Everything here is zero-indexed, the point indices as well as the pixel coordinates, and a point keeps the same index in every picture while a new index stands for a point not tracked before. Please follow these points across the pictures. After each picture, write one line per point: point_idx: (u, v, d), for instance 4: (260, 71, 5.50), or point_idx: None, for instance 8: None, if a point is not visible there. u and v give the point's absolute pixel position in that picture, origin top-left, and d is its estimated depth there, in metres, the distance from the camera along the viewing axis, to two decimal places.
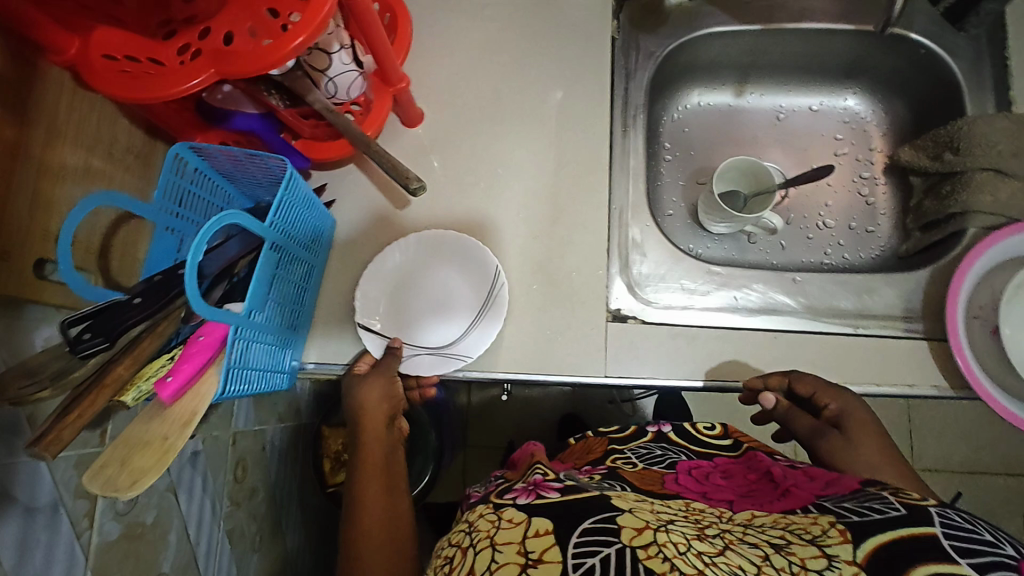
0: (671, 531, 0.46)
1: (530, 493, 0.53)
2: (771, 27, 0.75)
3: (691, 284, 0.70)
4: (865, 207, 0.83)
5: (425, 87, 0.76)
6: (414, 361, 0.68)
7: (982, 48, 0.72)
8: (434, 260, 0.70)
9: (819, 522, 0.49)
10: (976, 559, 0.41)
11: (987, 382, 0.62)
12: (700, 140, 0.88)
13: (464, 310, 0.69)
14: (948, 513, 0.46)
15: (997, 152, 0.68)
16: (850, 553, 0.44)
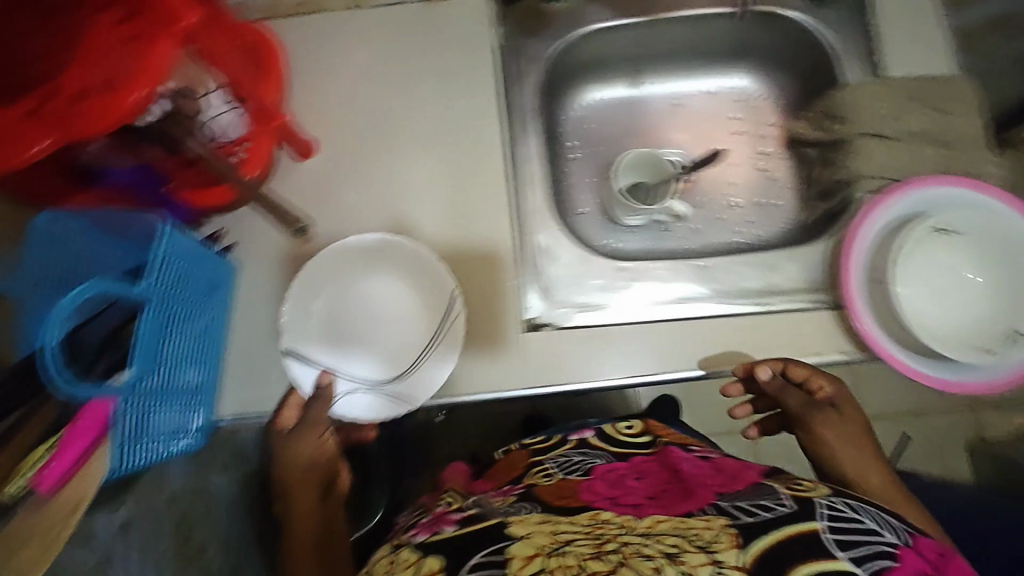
0: (564, 552, 0.49)
1: (429, 530, 0.62)
2: (654, 18, 0.77)
3: (604, 282, 0.71)
4: (767, 181, 0.84)
5: (316, 118, 0.74)
6: (347, 398, 0.68)
7: (851, 18, 0.74)
8: (363, 278, 0.70)
9: (712, 527, 0.52)
10: (855, 549, 0.47)
11: (889, 343, 0.63)
12: (604, 134, 0.88)
13: (399, 334, 0.69)
14: (835, 506, 0.52)
15: (875, 117, 0.70)
16: (737, 559, 0.47)
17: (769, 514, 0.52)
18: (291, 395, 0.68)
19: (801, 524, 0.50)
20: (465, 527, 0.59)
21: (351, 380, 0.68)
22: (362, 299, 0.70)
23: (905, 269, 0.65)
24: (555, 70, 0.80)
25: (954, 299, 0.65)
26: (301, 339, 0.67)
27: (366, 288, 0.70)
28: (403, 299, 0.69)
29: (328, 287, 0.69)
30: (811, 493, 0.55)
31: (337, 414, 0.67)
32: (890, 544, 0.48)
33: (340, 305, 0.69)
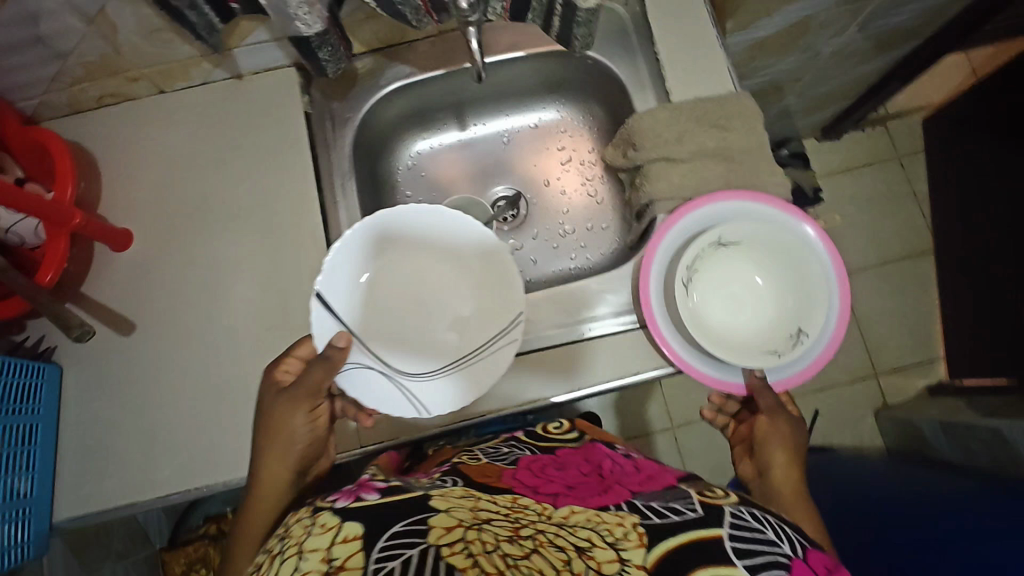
0: (483, 529, 0.48)
1: (349, 496, 0.54)
2: (452, 69, 0.80)
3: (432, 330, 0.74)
4: (596, 207, 0.88)
5: (128, 208, 0.75)
6: (351, 370, 0.67)
7: (634, 49, 0.79)
8: (426, 273, 0.76)
9: (625, 523, 0.52)
10: (750, 559, 0.49)
11: (692, 357, 0.68)
12: (439, 180, 0.91)
13: (443, 337, 0.74)
14: (740, 514, 0.55)
15: (663, 142, 0.74)
16: (641, 558, 0.48)
17: (677, 517, 0.53)
18: (303, 343, 0.68)
19: (709, 530, 0.52)
20: (388, 497, 0.53)
21: (369, 358, 0.70)
22: (418, 288, 0.76)
23: (700, 282, 0.70)
24: (374, 127, 0.83)
25: (753, 301, 0.70)
26: (337, 295, 0.69)
27: (436, 281, 0.76)
28: (461, 307, 0.75)
29: (383, 268, 0.74)
30: (721, 501, 0.57)
31: (339, 381, 0.66)
32: (781, 555, 0.50)
33: (382, 288, 0.74)
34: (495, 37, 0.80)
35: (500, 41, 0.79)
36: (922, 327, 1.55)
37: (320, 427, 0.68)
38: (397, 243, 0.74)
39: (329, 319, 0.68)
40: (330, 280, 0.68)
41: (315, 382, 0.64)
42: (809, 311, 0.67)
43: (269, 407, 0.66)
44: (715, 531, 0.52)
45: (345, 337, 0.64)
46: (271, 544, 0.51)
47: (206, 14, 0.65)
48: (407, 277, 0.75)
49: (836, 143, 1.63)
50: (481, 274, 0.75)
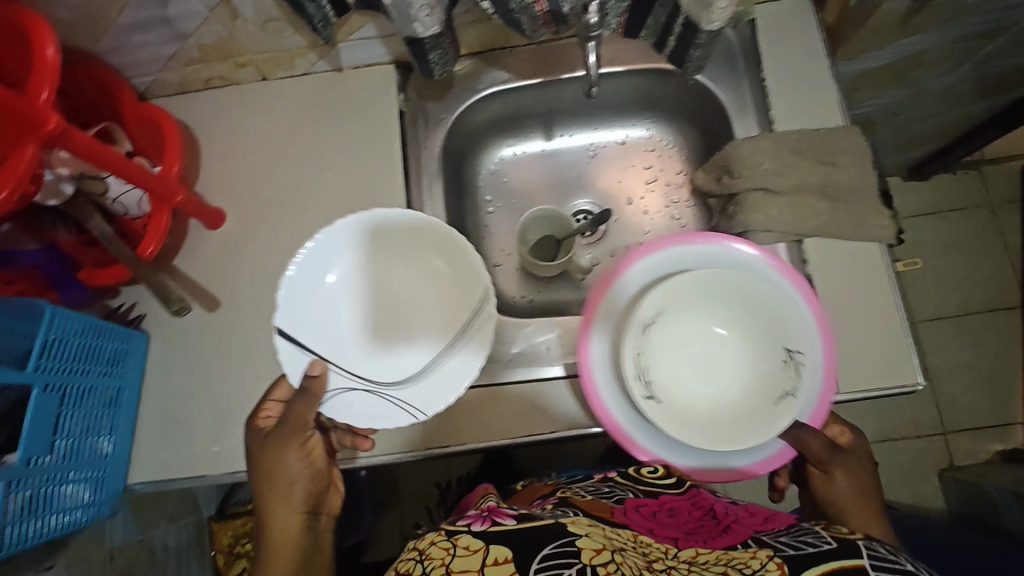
0: (623, 556, 0.51)
1: (485, 520, 0.56)
2: (548, 80, 0.79)
3: (394, 344, 0.72)
4: (678, 230, 0.86)
5: (223, 188, 0.78)
6: (333, 398, 0.68)
7: (740, 73, 0.76)
8: (396, 276, 0.74)
9: (757, 556, 0.52)
10: None
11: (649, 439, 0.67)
12: (521, 188, 0.90)
13: (422, 331, 0.73)
14: (874, 547, 0.52)
15: (762, 172, 0.71)
16: None
17: (814, 548, 0.52)
18: (280, 384, 0.67)
19: (850, 560, 0.49)
20: (524, 523, 0.55)
21: (346, 379, 0.69)
22: (385, 291, 0.74)
23: (681, 347, 0.65)
24: (464, 130, 0.83)
25: (725, 354, 0.65)
26: (303, 322, 0.68)
27: (393, 282, 0.74)
28: (433, 295, 0.74)
29: (343, 281, 0.72)
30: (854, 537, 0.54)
31: (324, 412, 0.67)
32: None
33: (349, 294, 0.73)
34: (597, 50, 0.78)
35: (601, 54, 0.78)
36: (1002, 389, 1.45)
37: (317, 461, 0.65)
38: (343, 260, 0.72)
39: (296, 349, 0.67)
40: (289, 308, 0.67)
41: (305, 414, 0.64)
42: (784, 330, 0.62)
43: (255, 452, 0.64)
44: (857, 560, 0.49)
45: (321, 365, 0.66)
46: (407, 566, 0.50)
47: (324, 7, 0.66)
48: (372, 283, 0.73)
49: (925, 183, 1.54)
50: (439, 263, 0.74)
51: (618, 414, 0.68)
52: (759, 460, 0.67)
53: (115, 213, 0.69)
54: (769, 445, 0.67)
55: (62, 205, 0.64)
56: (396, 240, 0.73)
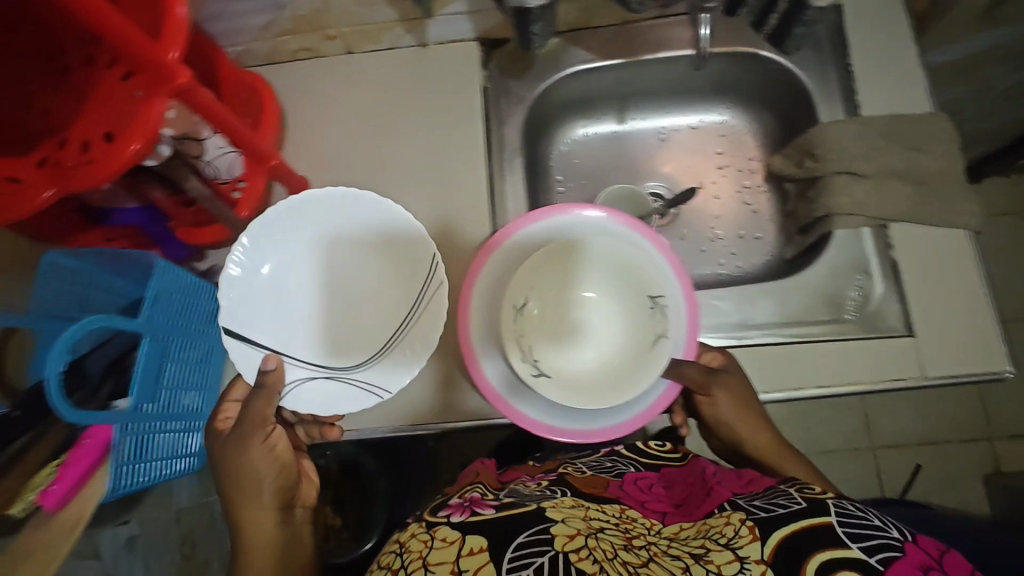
0: (600, 539, 0.50)
1: (465, 510, 0.55)
2: (630, 60, 0.80)
3: (338, 328, 0.71)
4: (751, 215, 0.86)
5: (309, 157, 0.79)
6: (292, 391, 0.66)
7: (826, 57, 0.76)
8: (340, 259, 0.72)
9: (731, 522, 0.51)
10: (868, 544, 0.45)
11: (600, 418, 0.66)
12: (592, 169, 0.91)
13: (372, 302, 0.72)
14: (844, 504, 0.50)
15: (849, 155, 0.72)
16: (759, 553, 0.47)
17: (783, 510, 0.50)
18: (235, 384, 0.63)
19: (817, 517, 0.48)
20: (505, 511, 0.54)
21: (306, 369, 0.68)
22: (331, 278, 0.72)
23: (549, 315, 0.66)
24: (543, 108, 0.84)
25: (593, 316, 0.66)
26: (246, 319, 0.66)
27: (337, 266, 0.72)
28: (376, 270, 0.73)
29: (282, 270, 0.70)
30: (821, 494, 0.52)
31: (285, 405, 0.65)
32: (895, 540, 0.45)
33: (296, 280, 0.70)
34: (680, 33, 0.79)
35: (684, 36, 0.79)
36: None
37: (282, 453, 0.61)
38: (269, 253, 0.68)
39: (245, 344, 0.65)
40: (236, 299, 0.65)
41: (263, 411, 0.60)
42: (639, 279, 0.64)
43: (217, 453, 0.59)
44: (823, 518, 0.47)
45: (276, 358, 0.64)
46: (391, 560, 0.50)
47: None
48: (309, 269, 0.71)
49: None
50: (366, 241, 0.72)
51: (558, 416, 0.66)
52: (650, 404, 0.65)
53: (209, 177, 0.72)
54: (655, 389, 0.66)
55: (160, 166, 0.63)
56: (337, 220, 0.70)
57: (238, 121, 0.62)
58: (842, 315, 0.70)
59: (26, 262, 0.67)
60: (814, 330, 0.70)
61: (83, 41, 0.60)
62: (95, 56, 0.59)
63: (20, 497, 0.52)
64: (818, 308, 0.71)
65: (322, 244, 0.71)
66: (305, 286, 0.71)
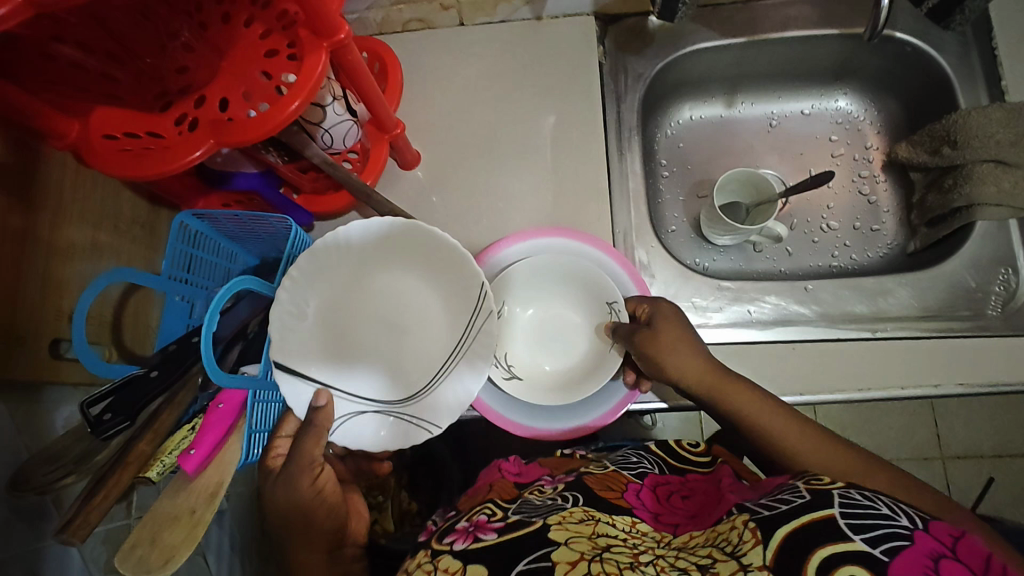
0: (604, 560, 0.43)
1: (468, 536, 0.51)
2: (754, 38, 0.77)
3: (389, 358, 0.64)
4: (868, 205, 0.83)
5: (420, 130, 0.77)
6: (342, 425, 0.60)
7: (967, 42, 0.73)
8: (381, 286, 0.65)
9: (736, 526, 0.42)
10: (872, 533, 0.37)
11: (574, 419, 0.67)
12: (698, 153, 0.87)
13: (421, 330, 0.64)
14: (849, 492, 0.41)
15: (995, 143, 0.68)
16: (760, 557, 0.38)
17: (783, 505, 0.41)
18: (286, 419, 0.60)
19: (820, 510, 0.39)
20: (506, 534, 0.49)
21: (355, 403, 0.61)
22: (375, 305, 0.64)
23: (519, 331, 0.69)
24: (655, 88, 0.81)
25: (561, 321, 0.70)
26: (300, 352, 0.59)
27: (380, 292, 0.65)
28: (422, 296, 0.65)
29: (332, 298, 0.62)
30: (830, 485, 0.43)
31: (334, 440, 0.60)
32: (902, 528, 0.37)
33: (341, 309, 0.63)
34: (807, 11, 0.76)
35: (812, 15, 0.76)
36: None
37: (329, 493, 0.58)
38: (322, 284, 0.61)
39: (296, 377, 0.57)
40: (286, 338, 0.57)
41: (313, 453, 0.55)
42: (596, 288, 0.67)
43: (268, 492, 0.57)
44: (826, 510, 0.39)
45: (327, 394, 0.57)
46: None
47: None
48: (358, 299, 0.64)
49: None
50: (410, 268, 0.64)
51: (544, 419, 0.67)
52: (618, 398, 0.67)
53: (322, 149, 0.67)
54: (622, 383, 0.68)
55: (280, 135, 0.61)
56: (382, 246, 0.62)
57: (375, 84, 0.60)
58: (985, 310, 0.67)
59: (144, 225, 0.65)
60: (952, 325, 0.67)
61: None
62: (233, 15, 0.56)
63: (158, 459, 0.51)
64: (954, 303, 0.68)
65: (368, 272, 0.64)
66: (353, 317, 0.64)
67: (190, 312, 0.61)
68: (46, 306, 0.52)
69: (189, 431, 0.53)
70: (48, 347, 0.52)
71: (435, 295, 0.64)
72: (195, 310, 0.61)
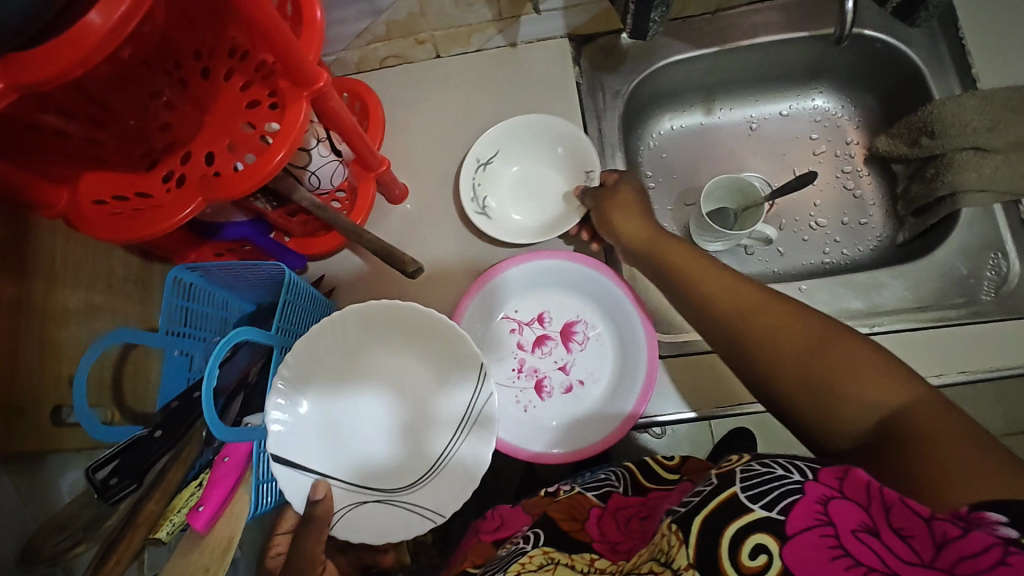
0: None
1: None
2: (726, 47, 0.78)
3: (391, 436, 0.61)
4: (854, 200, 0.84)
5: (405, 164, 0.78)
6: (345, 516, 0.58)
7: (935, 35, 0.74)
8: (374, 361, 0.62)
9: (664, 531, 0.42)
10: (770, 498, 0.37)
11: (585, 442, 0.66)
12: (681, 162, 0.88)
13: (422, 408, 0.61)
14: (750, 463, 0.41)
15: (972, 130, 0.69)
16: (685, 557, 0.38)
17: (697, 497, 0.41)
18: (285, 516, 0.61)
19: (723, 492, 0.39)
20: None
21: (355, 491, 0.59)
22: (373, 385, 0.62)
23: (506, 173, 0.78)
24: (633, 104, 0.82)
25: (545, 196, 0.77)
26: (297, 447, 0.56)
27: (378, 371, 0.62)
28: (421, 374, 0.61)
29: (323, 386, 0.59)
30: (737, 462, 0.43)
31: (336, 534, 0.58)
32: (794, 482, 0.37)
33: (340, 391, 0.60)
34: (776, 16, 0.77)
35: (781, 20, 0.77)
36: None
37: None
38: (315, 375, 0.58)
39: (295, 471, 0.56)
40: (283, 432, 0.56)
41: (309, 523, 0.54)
42: (577, 158, 0.75)
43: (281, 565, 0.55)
44: (728, 490, 0.39)
45: (325, 486, 0.56)
46: None
47: None
48: (352, 380, 0.61)
49: None
50: (402, 345, 0.61)
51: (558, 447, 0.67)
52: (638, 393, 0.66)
53: (311, 191, 0.68)
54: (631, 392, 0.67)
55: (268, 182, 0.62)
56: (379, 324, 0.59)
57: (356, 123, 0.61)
58: (978, 296, 0.67)
59: (137, 281, 0.65)
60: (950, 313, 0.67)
61: (200, 52, 0.56)
62: (212, 68, 0.56)
63: (166, 519, 0.49)
64: (948, 291, 0.68)
65: (359, 351, 0.61)
66: (350, 396, 0.61)
67: (189, 365, 0.61)
68: (44, 372, 0.52)
69: (195, 488, 0.53)
70: (49, 414, 0.52)
71: (430, 370, 0.61)
72: (194, 363, 0.61)
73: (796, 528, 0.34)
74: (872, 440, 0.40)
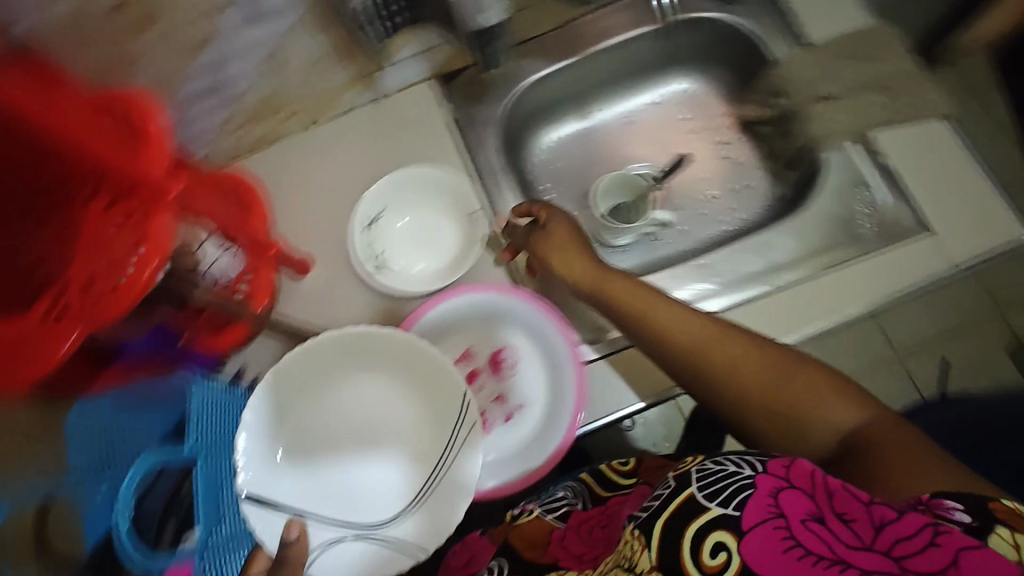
0: None
1: None
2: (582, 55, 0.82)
3: (370, 467, 0.61)
4: (736, 167, 0.89)
5: (300, 235, 0.77)
6: (319, 556, 0.57)
7: (765, 5, 0.80)
8: (349, 392, 0.62)
9: (626, 537, 0.43)
10: (728, 497, 0.38)
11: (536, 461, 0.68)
12: (570, 168, 0.91)
13: (403, 440, 0.62)
14: (705, 462, 0.41)
15: (817, 83, 0.77)
16: (649, 560, 0.40)
17: (656, 501, 0.42)
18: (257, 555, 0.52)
19: (680, 496, 0.40)
20: None
21: (332, 529, 0.58)
22: (351, 414, 0.62)
23: (392, 218, 0.79)
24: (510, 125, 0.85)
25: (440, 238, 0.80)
26: (269, 482, 0.57)
27: (356, 402, 0.62)
28: (400, 409, 0.62)
29: (299, 417, 0.60)
30: (692, 463, 0.43)
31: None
32: (747, 478, 0.38)
33: (313, 425, 0.61)
34: (620, 16, 0.81)
35: (625, 19, 0.81)
36: None
37: None
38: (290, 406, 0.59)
39: (267, 509, 0.55)
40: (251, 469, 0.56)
41: None
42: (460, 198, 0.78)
43: None
44: (686, 494, 0.40)
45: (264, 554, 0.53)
46: None
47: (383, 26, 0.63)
48: (331, 412, 0.61)
49: None
50: (382, 371, 0.62)
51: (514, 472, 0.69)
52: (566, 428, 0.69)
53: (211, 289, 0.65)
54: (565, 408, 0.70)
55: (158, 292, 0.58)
56: (345, 357, 0.60)
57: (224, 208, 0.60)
58: (861, 231, 0.72)
59: None
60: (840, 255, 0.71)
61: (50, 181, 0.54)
62: (68, 194, 0.54)
63: None
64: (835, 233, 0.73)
65: (335, 381, 0.61)
66: (327, 426, 0.61)
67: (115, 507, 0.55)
68: None
69: None
70: None
71: (409, 393, 0.62)
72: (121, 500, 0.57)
73: (751, 522, 0.36)
74: (840, 454, 0.46)
